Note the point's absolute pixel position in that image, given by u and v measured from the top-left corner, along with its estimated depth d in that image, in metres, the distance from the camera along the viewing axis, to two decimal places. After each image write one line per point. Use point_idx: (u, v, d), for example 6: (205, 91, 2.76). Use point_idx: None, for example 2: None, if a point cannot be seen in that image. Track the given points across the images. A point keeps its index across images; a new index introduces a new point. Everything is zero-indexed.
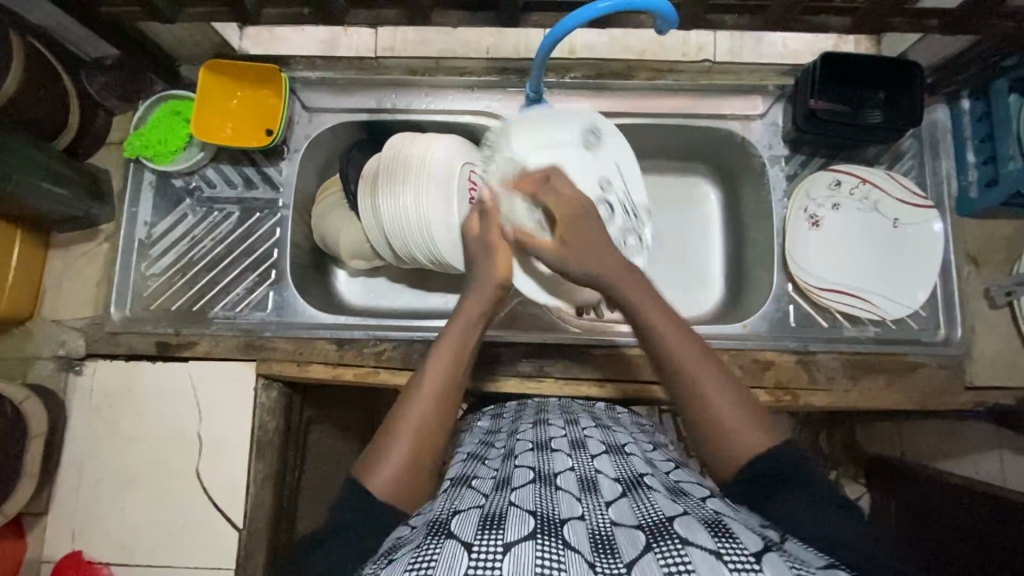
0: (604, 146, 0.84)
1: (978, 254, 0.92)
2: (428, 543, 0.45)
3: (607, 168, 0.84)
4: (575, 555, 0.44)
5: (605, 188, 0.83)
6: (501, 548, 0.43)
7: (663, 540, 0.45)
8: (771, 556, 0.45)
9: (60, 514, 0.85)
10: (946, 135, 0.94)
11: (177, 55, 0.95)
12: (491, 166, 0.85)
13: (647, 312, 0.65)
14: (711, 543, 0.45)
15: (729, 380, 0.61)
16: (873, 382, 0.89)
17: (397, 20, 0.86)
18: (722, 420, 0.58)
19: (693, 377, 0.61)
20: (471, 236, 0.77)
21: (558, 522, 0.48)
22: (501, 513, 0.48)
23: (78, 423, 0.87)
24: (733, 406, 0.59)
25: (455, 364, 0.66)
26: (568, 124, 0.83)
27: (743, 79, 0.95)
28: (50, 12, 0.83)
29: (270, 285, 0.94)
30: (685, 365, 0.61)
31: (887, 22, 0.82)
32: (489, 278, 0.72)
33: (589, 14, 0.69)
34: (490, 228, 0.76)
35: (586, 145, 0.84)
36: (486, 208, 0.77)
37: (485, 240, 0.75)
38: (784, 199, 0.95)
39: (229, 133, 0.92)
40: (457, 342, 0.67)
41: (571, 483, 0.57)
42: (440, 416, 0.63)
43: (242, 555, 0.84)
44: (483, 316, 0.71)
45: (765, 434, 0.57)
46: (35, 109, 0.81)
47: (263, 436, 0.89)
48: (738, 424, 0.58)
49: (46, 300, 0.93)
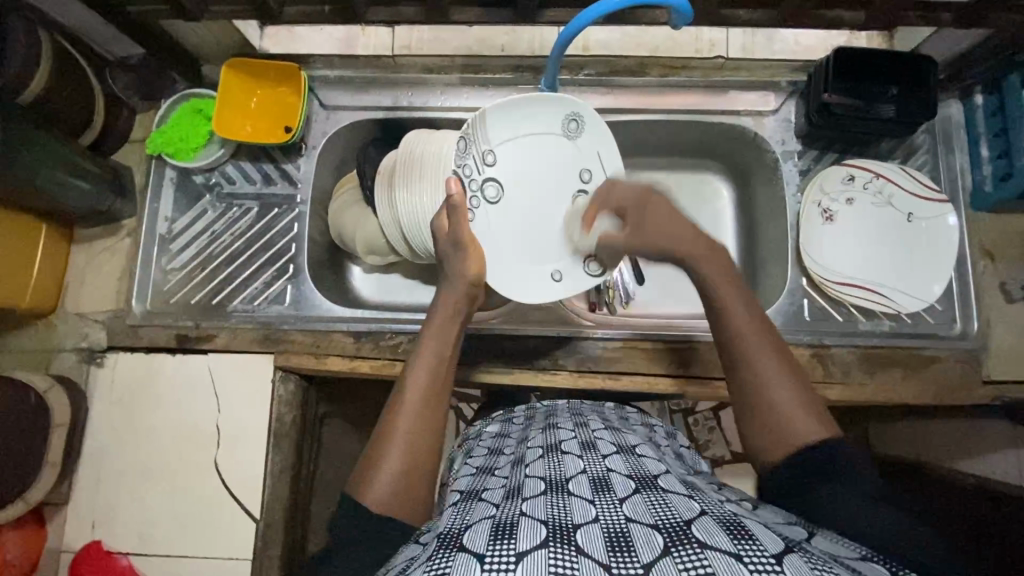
0: (584, 135, 0.83)
1: (994, 248, 0.91)
2: (441, 555, 0.46)
3: (586, 159, 0.84)
4: (589, 561, 0.43)
5: (585, 181, 0.85)
6: (514, 557, 0.43)
7: (681, 544, 0.44)
8: (792, 557, 0.43)
9: (80, 504, 0.86)
10: (960, 130, 0.94)
11: (199, 54, 0.97)
12: (466, 156, 0.81)
13: (722, 290, 0.66)
14: (731, 546, 0.44)
15: (790, 369, 0.62)
16: (889, 375, 0.89)
17: (415, 18, 0.88)
18: (780, 412, 0.59)
19: (755, 362, 0.62)
20: (442, 235, 0.76)
21: (571, 528, 0.47)
22: (513, 523, 0.48)
23: (98, 412, 0.89)
24: (794, 395, 0.59)
25: (431, 371, 0.67)
26: (546, 113, 0.82)
27: (755, 75, 0.95)
28: (78, 11, 0.85)
29: (288, 279, 0.95)
30: (747, 346, 0.62)
31: (900, 16, 0.82)
32: (460, 275, 0.74)
33: (605, 8, 0.70)
34: (462, 226, 0.74)
35: (564, 134, 0.83)
36: (453, 203, 0.73)
37: (457, 238, 0.74)
38: (797, 193, 0.95)
39: (248, 132, 0.94)
40: (434, 350, 0.68)
41: (584, 485, 0.57)
42: (425, 424, 0.63)
43: (259, 545, 0.85)
44: (456, 317, 0.72)
45: (824, 424, 0.58)
46: (61, 105, 0.83)
47: (280, 428, 0.89)
48: (794, 406, 0.59)
49: (69, 294, 0.95)
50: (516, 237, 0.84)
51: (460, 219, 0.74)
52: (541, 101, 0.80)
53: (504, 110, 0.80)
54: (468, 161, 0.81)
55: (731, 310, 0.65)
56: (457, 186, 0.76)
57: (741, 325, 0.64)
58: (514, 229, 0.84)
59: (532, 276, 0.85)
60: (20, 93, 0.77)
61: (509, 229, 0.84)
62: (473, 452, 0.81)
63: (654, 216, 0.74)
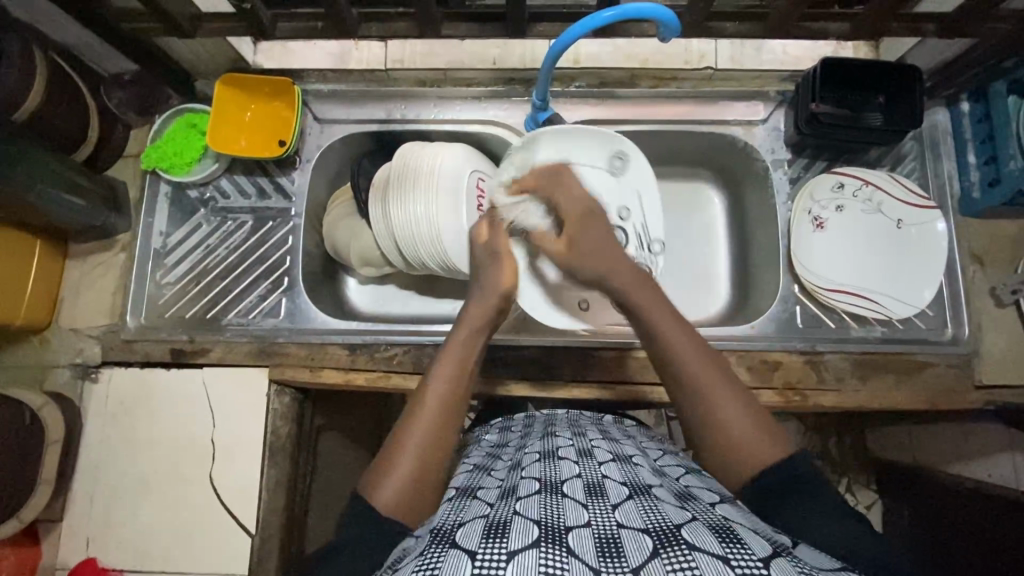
0: (628, 174, 0.84)
1: (983, 253, 0.92)
2: (433, 550, 0.46)
3: (627, 198, 0.84)
4: (578, 562, 0.43)
5: (622, 216, 0.83)
6: (505, 555, 0.43)
7: (670, 546, 0.44)
8: (780, 561, 0.44)
9: (74, 520, 0.86)
10: (947, 136, 0.95)
11: (194, 70, 0.98)
12: (508, 174, 0.84)
13: (661, 322, 0.65)
14: (719, 549, 0.44)
15: (745, 401, 0.60)
16: (881, 381, 0.89)
17: (407, 33, 0.89)
18: (732, 432, 0.58)
19: (702, 388, 0.61)
20: (479, 244, 0.78)
21: (563, 529, 0.47)
22: (505, 523, 0.48)
23: (92, 427, 0.88)
24: (747, 423, 0.59)
25: (457, 378, 0.67)
26: (595, 146, 0.83)
27: (745, 85, 0.97)
28: (75, 29, 0.86)
29: (283, 292, 0.96)
30: (688, 367, 0.62)
31: (884, 27, 0.84)
32: (494, 287, 0.73)
33: (594, 23, 0.70)
34: (498, 238, 0.77)
35: (609, 170, 0.84)
36: (494, 219, 0.79)
37: (494, 249, 0.76)
38: (789, 201, 0.96)
39: (243, 146, 0.94)
40: (460, 356, 0.68)
41: (578, 489, 0.57)
42: (443, 432, 0.63)
43: (254, 561, 0.84)
44: (484, 329, 0.72)
45: (777, 445, 0.57)
46: (55, 122, 0.84)
47: (275, 443, 0.88)
48: (746, 432, 0.58)
49: (63, 309, 0.95)
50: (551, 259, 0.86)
51: (500, 232, 0.78)
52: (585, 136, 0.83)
53: (553, 137, 0.82)
54: (508, 178, 0.84)
55: (678, 346, 0.63)
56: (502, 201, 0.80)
57: (685, 351, 0.63)
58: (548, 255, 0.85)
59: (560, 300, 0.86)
60: (15, 111, 0.78)
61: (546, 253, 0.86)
62: (470, 452, 0.81)
63: (587, 239, 0.72)
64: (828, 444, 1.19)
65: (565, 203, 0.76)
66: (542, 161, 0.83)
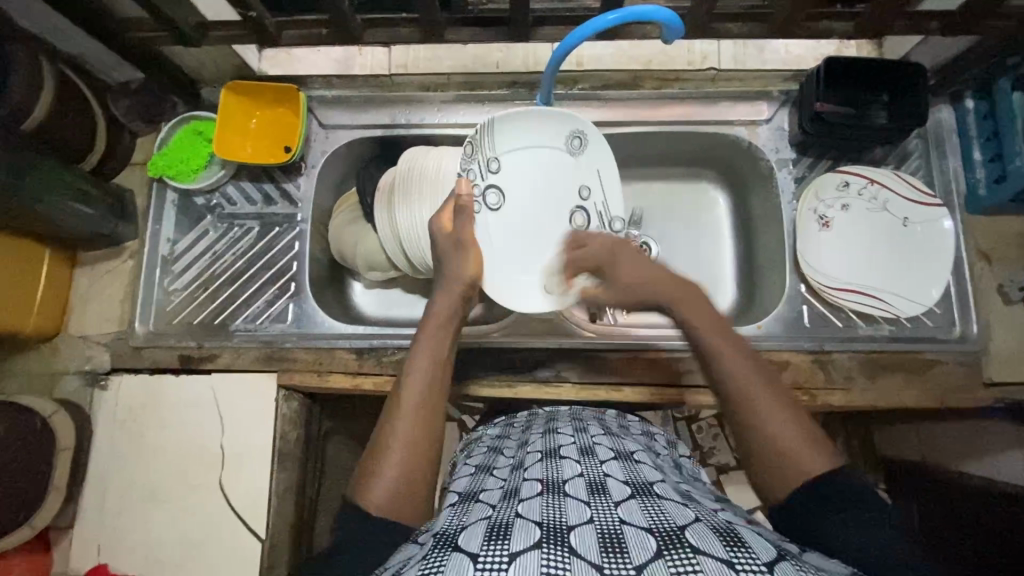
0: (588, 152, 0.82)
1: (990, 250, 0.92)
2: (435, 553, 0.46)
3: (587, 177, 0.83)
4: (581, 562, 0.43)
5: (582, 197, 0.83)
6: (507, 557, 0.43)
7: (673, 548, 0.44)
8: (783, 565, 0.44)
9: (84, 527, 0.86)
10: (951, 134, 0.95)
11: (199, 77, 0.99)
12: (471, 161, 0.81)
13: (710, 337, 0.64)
14: (723, 552, 0.44)
15: (794, 412, 0.59)
16: (890, 379, 0.89)
17: (411, 39, 0.90)
18: (774, 438, 0.57)
19: (751, 397, 0.59)
20: (443, 233, 0.77)
21: (565, 529, 0.47)
22: (507, 524, 0.48)
23: (102, 434, 0.89)
24: (794, 430, 0.57)
25: (430, 373, 0.66)
26: (555, 127, 0.81)
27: (749, 86, 0.97)
28: (81, 39, 0.87)
29: (290, 297, 0.96)
30: (736, 375, 0.61)
31: (888, 26, 0.84)
32: (458, 278, 0.74)
33: (598, 26, 0.70)
34: (466, 226, 0.76)
35: (569, 151, 0.83)
36: (461, 203, 0.77)
37: (459, 238, 0.76)
38: (793, 201, 0.96)
39: (249, 152, 0.95)
40: (432, 350, 0.68)
41: (580, 489, 0.56)
42: (423, 426, 0.63)
43: (265, 565, 0.84)
44: (452, 319, 0.71)
45: (825, 456, 0.55)
46: (63, 132, 0.85)
47: (284, 446, 0.90)
48: (796, 441, 0.56)
49: (72, 317, 0.95)
50: (514, 241, 0.82)
51: (466, 220, 0.77)
52: (531, 116, 0.80)
53: (510, 120, 0.80)
54: (474, 165, 0.81)
55: (725, 357, 0.62)
56: (468, 186, 0.79)
57: (738, 367, 0.61)
58: (515, 235, 0.82)
59: (526, 285, 0.83)
60: (24, 120, 0.78)
61: (511, 237, 0.82)
62: (472, 452, 0.81)
63: (622, 272, 0.77)
64: (836, 444, 1.18)
65: (592, 258, 0.81)
66: (500, 145, 0.81)
